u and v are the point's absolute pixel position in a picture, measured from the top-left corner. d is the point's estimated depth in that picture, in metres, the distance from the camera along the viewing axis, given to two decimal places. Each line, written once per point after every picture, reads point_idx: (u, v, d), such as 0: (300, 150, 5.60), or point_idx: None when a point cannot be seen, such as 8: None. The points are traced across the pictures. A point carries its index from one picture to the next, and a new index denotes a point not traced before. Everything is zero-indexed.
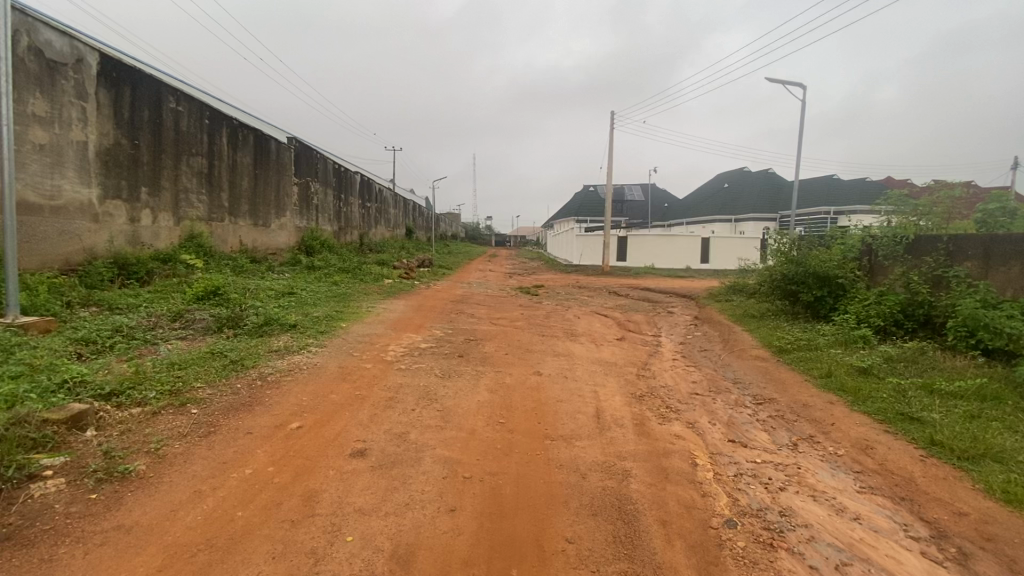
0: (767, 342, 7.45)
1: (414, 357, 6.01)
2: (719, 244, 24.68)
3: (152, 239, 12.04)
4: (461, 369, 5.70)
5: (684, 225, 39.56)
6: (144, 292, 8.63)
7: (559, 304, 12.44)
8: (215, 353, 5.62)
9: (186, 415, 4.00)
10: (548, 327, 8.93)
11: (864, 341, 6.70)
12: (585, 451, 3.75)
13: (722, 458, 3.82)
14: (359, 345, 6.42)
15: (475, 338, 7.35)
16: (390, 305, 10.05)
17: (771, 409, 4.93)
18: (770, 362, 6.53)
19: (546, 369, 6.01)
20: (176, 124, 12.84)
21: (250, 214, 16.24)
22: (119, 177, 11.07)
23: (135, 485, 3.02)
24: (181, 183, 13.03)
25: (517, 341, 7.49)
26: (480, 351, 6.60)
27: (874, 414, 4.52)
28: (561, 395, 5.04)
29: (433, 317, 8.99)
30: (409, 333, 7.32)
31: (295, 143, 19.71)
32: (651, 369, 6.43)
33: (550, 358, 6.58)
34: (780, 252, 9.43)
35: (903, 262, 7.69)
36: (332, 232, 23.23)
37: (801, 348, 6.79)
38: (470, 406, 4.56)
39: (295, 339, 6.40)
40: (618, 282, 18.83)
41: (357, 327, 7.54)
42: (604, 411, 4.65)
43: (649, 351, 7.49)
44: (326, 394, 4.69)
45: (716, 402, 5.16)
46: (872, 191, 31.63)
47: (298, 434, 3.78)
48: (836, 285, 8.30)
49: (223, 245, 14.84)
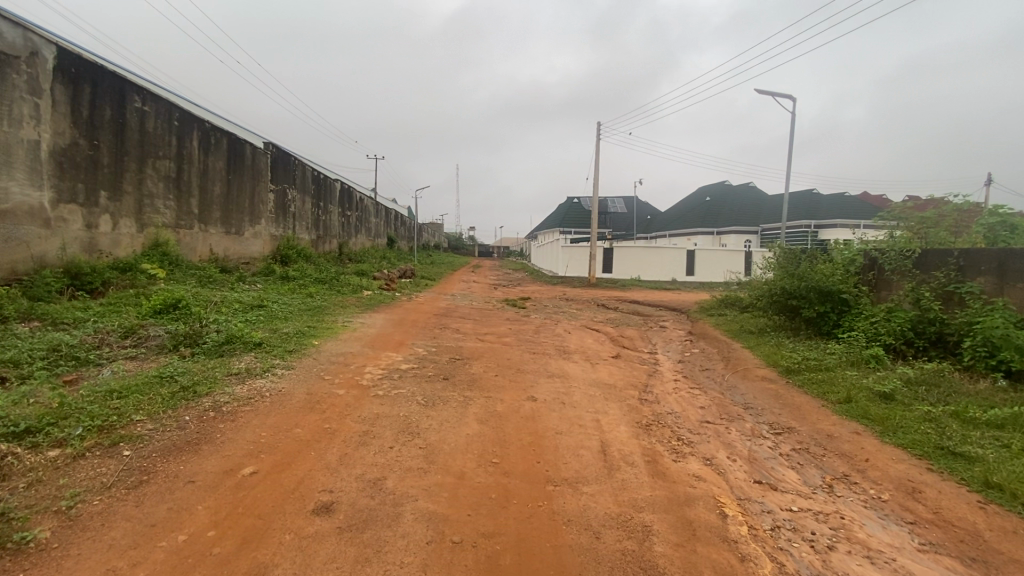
0: (772, 361, 7.00)
1: (393, 381, 5.39)
2: (704, 257, 24.62)
3: (111, 246, 11.19)
4: (447, 394, 5.10)
5: (667, 237, 39.57)
6: (95, 305, 7.83)
7: (547, 318, 11.89)
8: (165, 378, 4.93)
9: (115, 458, 3.31)
10: (539, 344, 8.37)
11: (876, 360, 6.28)
12: (596, 500, 3.18)
13: (754, 506, 3.28)
14: (332, 367, 5.76)
15: (460, 357, 6.74)
16: (368, 319, 9.38)
17: (792, 440, 4.43)
18: (780, 384, 6.06)
19: (540, 393, 5.44)
20: (142, 125, 12.07)
21: (221, 221, 15.42)
22: (75, 179, 10.25)
23: (31, 563, 2.34)
24: (145, 188, 12.22)
25: (506, 360, 6.90)
26: (467, 372, 6.00)
27: (911, 449, 4.07)
28: (560, 425, 4.48)
29: (415, 332, 8.36)
30: (388, 352, 6.67)
31: (272, 148, 18.94)
32: (653, 391, 5.91)
33: (543, 380, 6.01)
34: (780, 264, 9.05)
35: (911, 278, 7.28)
36: (309, 241, 22.42)
37: (811, 368, 6.34)
38: (457, 441, 3.96)
39: (259, 359, 5.71)
40: (606, 295, 18.41)
41: (332, 345, 6.87)
42: (610, 447, 4.09)
43: (648, 371, 6.97)
44: (290, 428, 4.03)
45: (731, 432, 4.64)
46: (851, 206, 32.10)
47: (250, 483, 3.13)
48: (839, 300, 7.93)
49: (191, 254, 13.99)
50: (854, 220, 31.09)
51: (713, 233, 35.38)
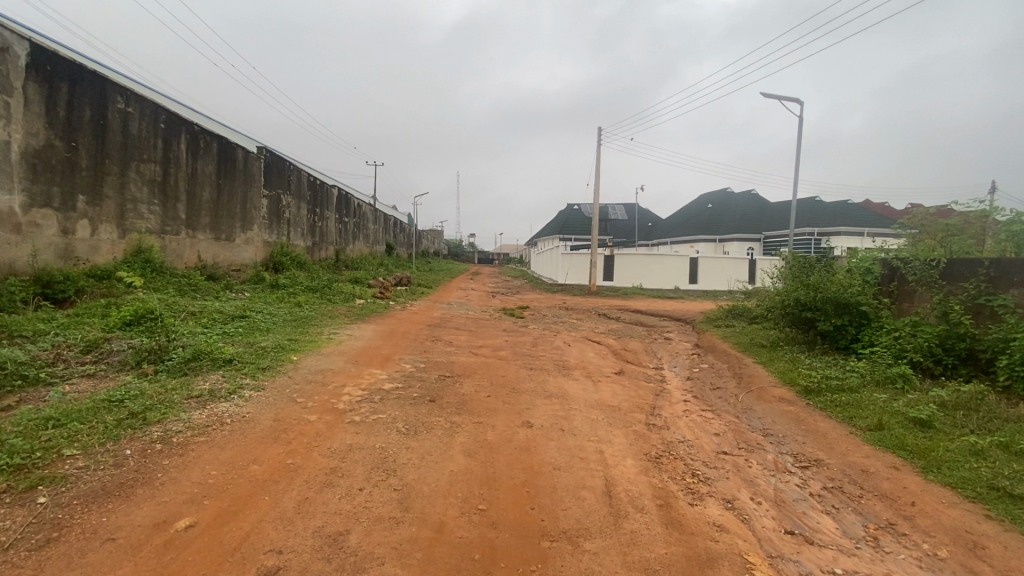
0: (789, 380, 6.46)
1: (373, 403, 4.84)
2: (706, 265, 24.14)
3: (90, 253, 10.70)
4: (432, 419, 4.56)
5: (668, 244, 39.12)
6: (60, 316, 7.31)
7: (546, 328, 11.35)
8: (114, 401, 4.39)
9: (25, 508, 2.80)
10: (536, 358, 7.82)
11: (904, 380, 5.73)
12: (599, 562, 2.65)
13: (789, 568, 2.74)
14: (307, 387, 5.21)
15: (450, 375, 6.20)
16: (356, 331, 8.84)
17: (822, 476, 3.90)
18: (799, 407, 5.51)
19: (537, 418, 4.90)
20: (124, 127, 11.63)
21: (211, 227, 14.92)
22: (50, 182, 9.80)
23: None
24: (128, 192, 11.73)
25: (501, 377, 6.36)
26: (456, 392, 5.45)
27: (961, 490, 3.53)
28: (558, 459, 3.94)
29: (405, 345, 7.82)
30: (372, 369, 6.13)
31: (265, 153, 18.48)
32: (661, 416, 5.37)
33: (540, 402, 5.46)
34: (794, 274, 8.52)
35: (936, 289, 6.73)
36: (304, 247, 21.92)
37: (833, 388, 5.80)
38: (440, 480, 3.43)
39: (226, 379, 5.18)
40: (608, 304, 17.87)
41: (312, 361, 6.32)
42: (615, 487, 3.56)
43: (655, 390, 6.42)
44: (246, 464, 3.49)
45: (753, 466, 4.10)
46: (854, 213, 31.73)
47: (183, 542, 2.61)
48: (857, 313, 7.39)
49: (178, 260, 13.50)
50: (858, 228, 30.70)
51: (714, 241, 34.93)
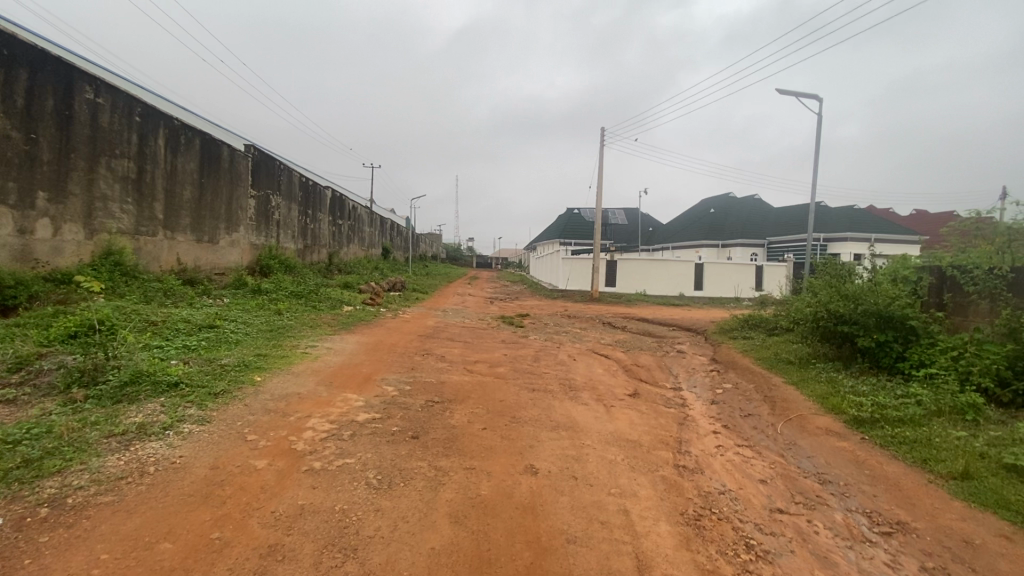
0: (832, 408, 5.56)
1: (340, 442, 3.92)
2: (712, 270, 23.28)
3: (50, 255, 9.79)
4: (412, 465, 3.65)
5: (670, 249, 38.29)
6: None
7: (548, 339, 10.44)
8: (11, 441, 3.46)
9: None
10: (539, 377, 6.90)
11: (975, 412, 4.87)
12: None
13: None
14: (263, 420, 4.29)
15: (439, 400, 5.28)
16: (337, 343, 7.90)
17: (916, 554, 3.03)
18: (855, 444, 4.63)
19: (543, 460, 3.99)
20: (94, 119, 10.76)
21: (192, 228, 13.99)
22: (4, 177, 8.93)
23: None
24: (98, 189, 10.83)
25: (498, 401, 5.44)
26: (444, 424, 4.53)
27: None
28: (573, 526, 3.04)
29: (390, 361, 6.89)
30: (347, 393, 5.21)
31: (253, 151, 17.58)
32: (691, 454, 4.48)
33: (546, 436, 4.55)
34: (828, 283, 7.62)
35: (1002, 302, 5.86)
36: (294, 250, 20.99)
37: (892, 420, 4.92)
38: (417, 568, 2.53)
39: (165, 409, 4.25)
40: (612, 311, 16.96)
41: (278, 383, 5.40)
42: (652, 572, 2.67)
43: (678, 418, 5.51)
44: (153, 542, 2.59)
45: (821, 533, 3.23)
46: (861, 218, 30.91)
47: None
48: (904, 328, 6.52)
49: (153, 263, 12.57)
50: (866, 232, 29.82)
51: (717, 245, 34.10)
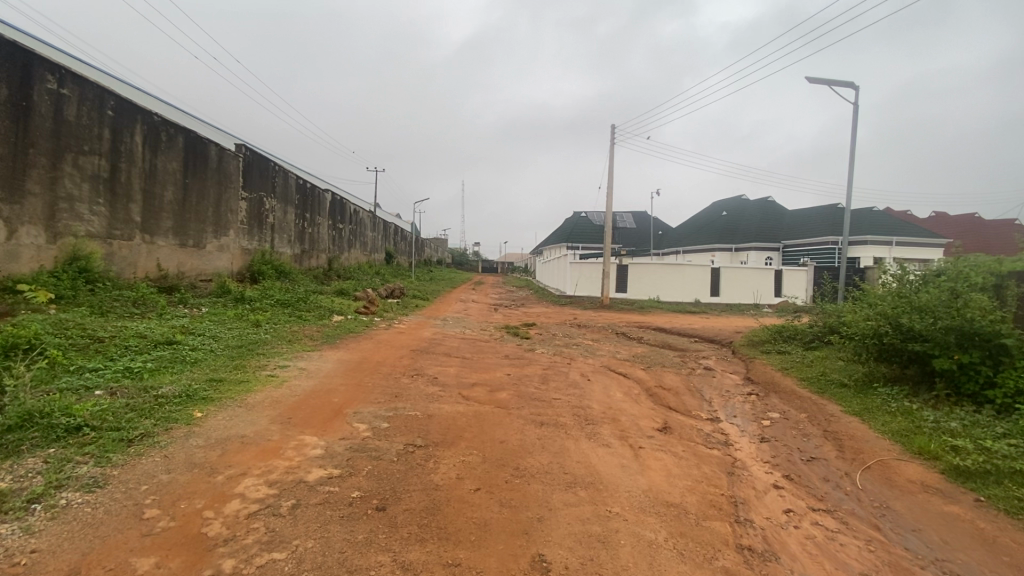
0: (920, 451, 4.41)
1: (272, 522, 2.81)
2: (728, 276, 22.04)
3: (4, 261, 8.80)
4: (368, 563, 2.53)
5: (681, 254, 37.00)
6: None
7: (558, 354, 9.28)
8: None
9: None
10: (548, 404, 5.76)
11: None
12: None
13: None
14: (178, 482, 3.18)
15: (421, 443, 4.15)
16: (314, 363, 6.82)
17: None
18: (973, 512, 3.48)
19: (556, 544, 2.85)
20: (58, 112, 9.78)
21: (174, 232, 12.99)
22: None
23: None
24: (63, 189, 9.84)
25: (497, 444, 4.29)
26: (424, 484, 3.40)
27: None
28: None
29: (371, 387, 5.78)
30: (306, 435, 4.10)
31: (245, 150, 16.62)
32: (756, 525, 3.32)
33: (559, 498, 3.41)
34: (891, 293, 6.42)
35: None
36: (290, 255, 20.00)
37: (1013, 473, 3.77)
38: None
39: (47, 468, 3.16)
40: (624, 320, 15.75)
41: (220, 421, 4.29)
42: None
43: (725, 464, 4.36)
44: None
45: None
46: (883, 219, 29.55)
47: None
48: (994, 349, 5.36)
49: (129, 270, 11.56)
50: (887, 236, 28.48)
51: (731, 249, 32.77)
